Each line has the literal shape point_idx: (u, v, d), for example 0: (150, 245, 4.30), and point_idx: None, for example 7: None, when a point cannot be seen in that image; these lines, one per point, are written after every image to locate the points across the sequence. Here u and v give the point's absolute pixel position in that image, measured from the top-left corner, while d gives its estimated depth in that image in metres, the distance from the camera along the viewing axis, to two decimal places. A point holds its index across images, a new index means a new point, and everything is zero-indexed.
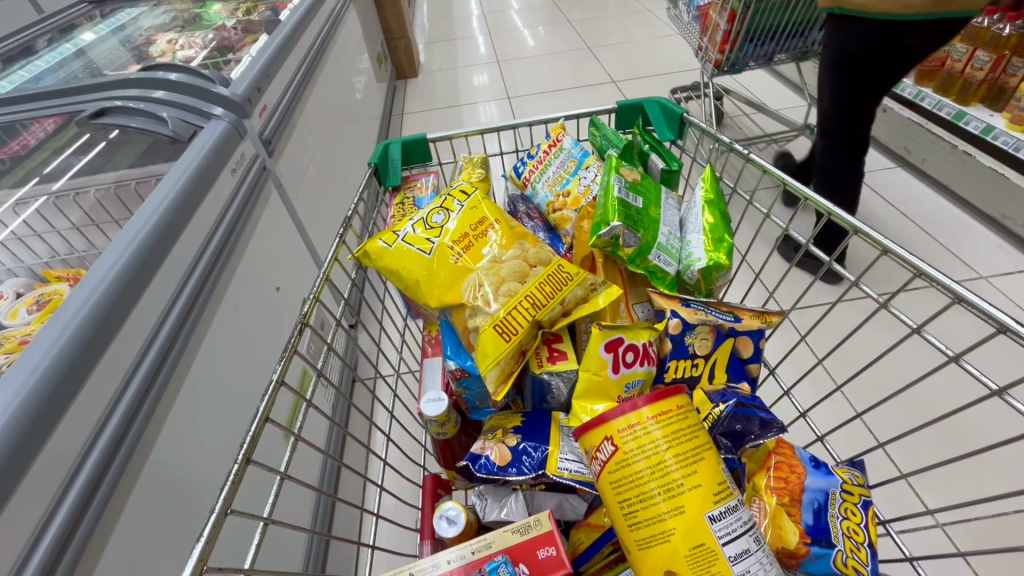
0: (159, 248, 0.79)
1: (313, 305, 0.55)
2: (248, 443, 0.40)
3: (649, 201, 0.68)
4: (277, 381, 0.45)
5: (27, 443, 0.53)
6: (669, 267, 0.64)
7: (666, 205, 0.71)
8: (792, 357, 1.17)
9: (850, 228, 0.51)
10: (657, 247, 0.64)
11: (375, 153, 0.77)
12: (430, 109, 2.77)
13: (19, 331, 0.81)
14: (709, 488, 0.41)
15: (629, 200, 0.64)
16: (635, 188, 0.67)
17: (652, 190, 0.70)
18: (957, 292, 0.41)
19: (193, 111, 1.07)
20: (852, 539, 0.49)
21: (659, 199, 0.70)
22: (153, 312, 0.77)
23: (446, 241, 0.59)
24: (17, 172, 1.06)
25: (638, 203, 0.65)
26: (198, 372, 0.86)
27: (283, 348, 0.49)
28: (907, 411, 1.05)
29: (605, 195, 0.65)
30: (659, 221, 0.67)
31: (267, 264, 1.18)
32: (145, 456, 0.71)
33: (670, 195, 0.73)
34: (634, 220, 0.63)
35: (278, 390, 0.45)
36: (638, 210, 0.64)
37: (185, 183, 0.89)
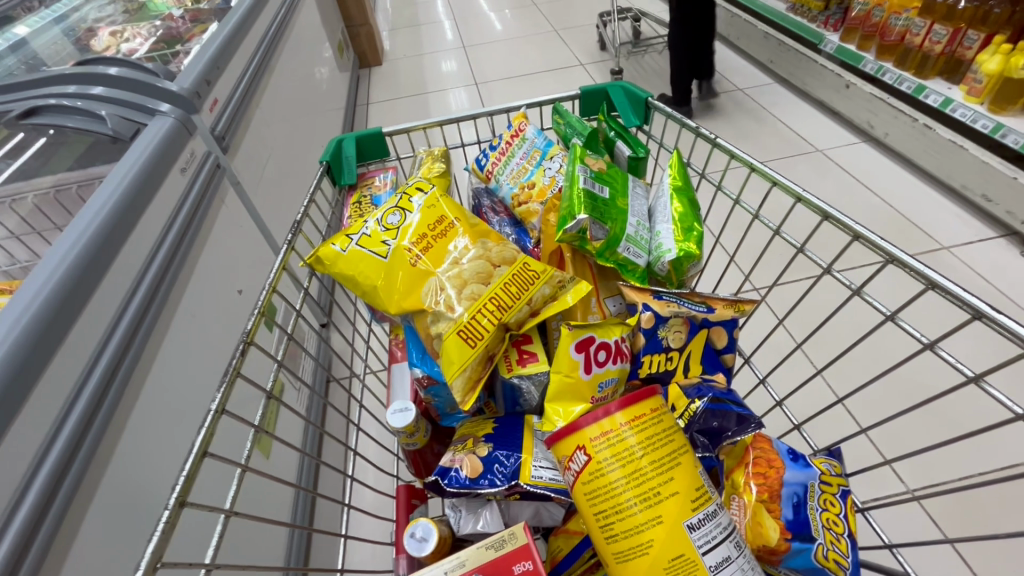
0: (101, 258, 0.73)
1: (259, 320, 0.51)
2: (182, 485, 0.37)
3: (618, 190, 0.66)
4: (217, 409, 0.41)
5: None
6: (640, 260, 0.62)
7: (635, 193, 0.69)
8: (770, 341, 1.16)
9: (819, 213, 0.49)
10: (627, 238, 0.62)
11: (328, 150, 0.72)
12: (395, 98, 2.69)
13: None
14: (687, 495, 0.39)
15: (597, 190, 0.62)
16: (603, 179, 0.65)
17: (619, 178, 0.67)
18: (929, 277, 0.40)
19: (136, 108, 1.00)
20: (832, 530, 0.48)
21: (628, 188, 0.68)
22: (98, 328, 0.71)
23: (404, 242, 0.56)
24: None
25: (607, 193, 0.63)
26: (154, 384, 0.81)
27: (225, 372, 0.44)
28: (889, 394, 1.06)
29: (571, 186, 0.62)
30: (628, 210, 0.65)
31: (226, 265, 1.12)
32: (97, 479, 0.66)
33: (637, 181, 0.71)
34: (602, 211, 0.61)
35: (219, 419, 0.41)
36: (605, 201, 0.62)
37: (128, 186, 0.82)
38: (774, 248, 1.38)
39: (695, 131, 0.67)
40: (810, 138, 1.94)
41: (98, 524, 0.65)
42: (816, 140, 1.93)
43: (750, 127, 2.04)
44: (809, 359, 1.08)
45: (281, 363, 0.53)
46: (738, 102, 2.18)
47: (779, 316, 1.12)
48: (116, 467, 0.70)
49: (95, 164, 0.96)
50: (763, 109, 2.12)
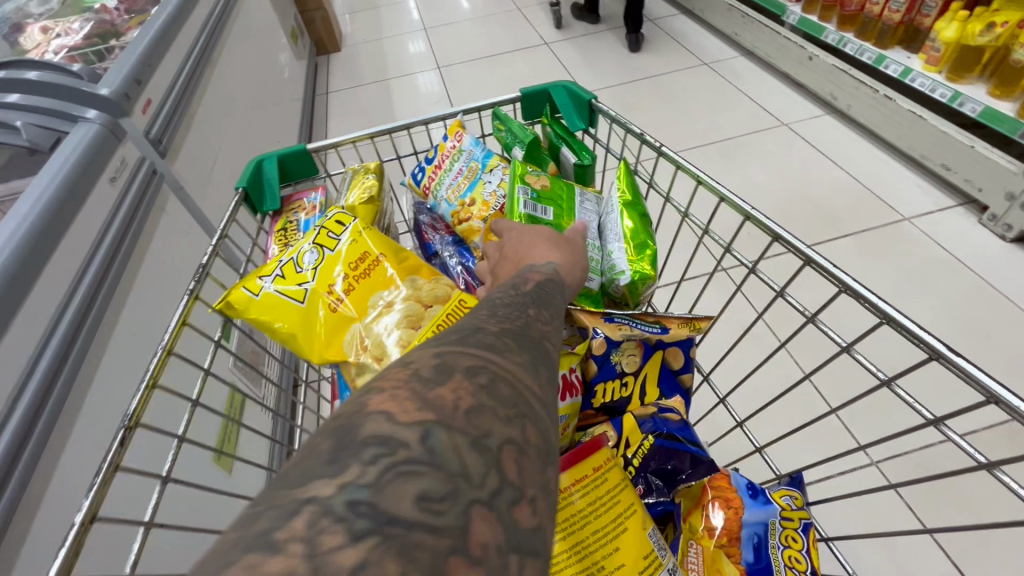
0: (13, 294, 0.65)
1: (149, 393, 0.45)
2: None
3: (564, 208, 0.61)
4: (87, 517, 0.37)
5: None
6: (593, 283, 0.59)
7: (584, 206, 0.64)
8: (750, 334, 1.12)
9: (768, 234, 0.45)
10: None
11: (244, 175, 0.65)
12: (355, 87, 2.57)
13: None
14: (634, 565, 0.36)
15: (540, 213, 0.58)
16: (549, 199, 0.60)
17: (566, 192, 0.64)
18: (883, 310, 0.36)
19: (58, 116, 0.91)
20: (796, 570, 0.44)
21: (576, 203, 0.63)
22: (12, 372, 0.64)
23: (325, 284, 0.51)
24: None
25: (551, 214, 0.59)
26: (88, 423, 0.73)
27: (102, 467, 0.40)
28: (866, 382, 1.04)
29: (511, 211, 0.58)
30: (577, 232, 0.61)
31: (172, 277, 1.04)
32: (21, 534, 0.60)
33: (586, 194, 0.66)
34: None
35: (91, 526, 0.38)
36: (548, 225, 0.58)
37: (43, 209, 0.74)
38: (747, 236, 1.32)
39: (641, 137, 0.63)
40: (777, 112, 1.91)
41: None
42: (782, 113, 1.90)
43: (720, 101, 2.00)
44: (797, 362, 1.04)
45: (183, 437, 0.46)
46: (706, 76, 2.14)
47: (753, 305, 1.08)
48: (46, 517, 0.64)
49: (12, 177, 0.86)
50: (731, 84, 2.08)
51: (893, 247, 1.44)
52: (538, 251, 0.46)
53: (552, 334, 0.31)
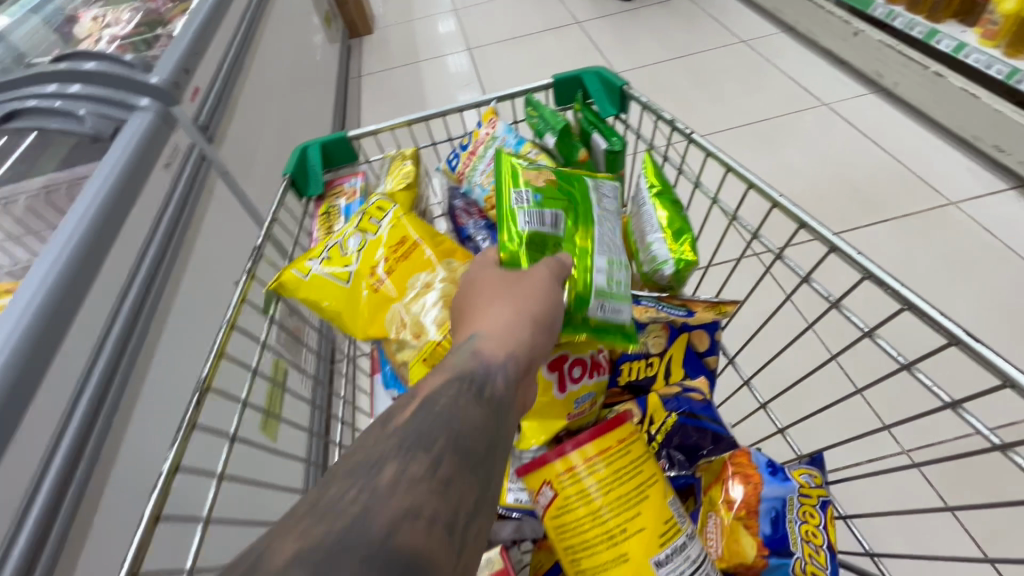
0: (84, 276, 0.71)
1: (218, 360, 0.50)
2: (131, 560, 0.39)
3: (579, 215, 0.56)
4: (170, 470, 0.44)
5: None
6: (621, 317, 0.52)
7: (603, 214, 0.59)
8: (780, 314, 1.13)
9: (796, 221, 0.46)
10: (599, 291, 0.51)
11: (291, 162, 0.70)
12: (388, 69, 2.60)
13: None
14: (654, 530, 0.39)
15: (543, 219, 0.53)
16: (557, 201, 0.55)
17: (581, 188, 0.59)
18: (905, 298, 0.37)
19: (114, 103, 0.96)
20: (811, 543, 0.47)
21: (593, 205, 0.58)
22: (86, 347, 0.70)
23: (367, 266, 0.54)
24: None
25: (563, 224, 0.54)
26: (149, 397, 0.80)
27: (180, 426, 0.46)
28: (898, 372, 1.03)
29: (504, 211, 0.53)
30: (597, 246, 0.55)
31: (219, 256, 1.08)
32: (97, 494, 0.67)
33: (600, 191, 0.61)
34: (540, 249, 0.52)
35: (172, 478, 0.44)
36: (549, 236, 0.52)
37: (105, 197, 0.80)
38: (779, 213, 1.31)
39: (672, 124, 0.64)
40: (816, 91, 1.85)
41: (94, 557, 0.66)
42: (823, 92, 1.84)
43: (756, 81, 1.94)
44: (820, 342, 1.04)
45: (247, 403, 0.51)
46: (743, 55, 2.07)
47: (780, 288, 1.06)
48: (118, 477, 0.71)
49: (78, 163, 0.92)
50: (769, 62, 2.01)
51: (936, 233, 1.39)
52: (498, 308, 0.41)
53: (419, 507, 0.25)
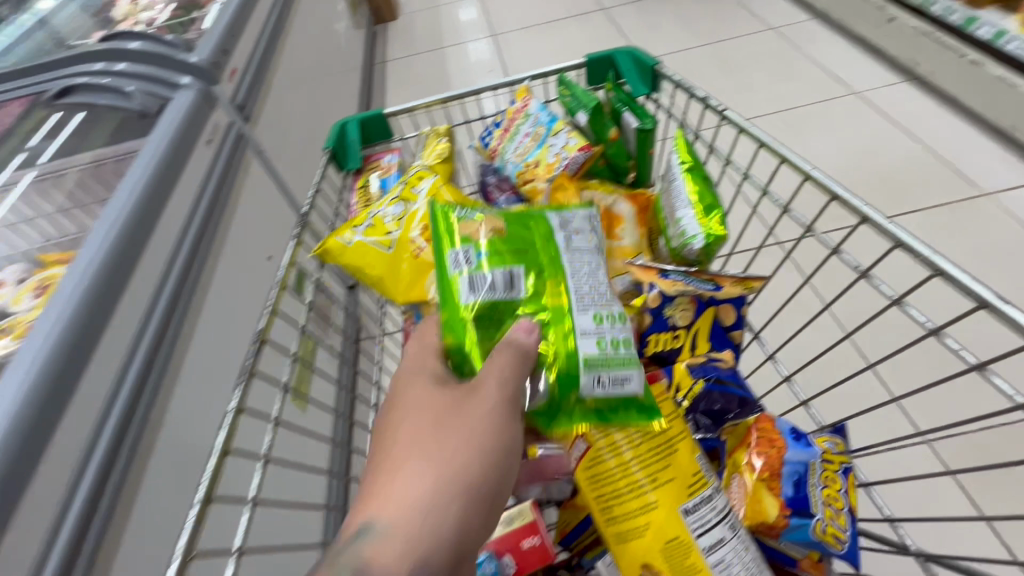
0: (133, 247, 0.74)
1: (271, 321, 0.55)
2: (206, 484, 0.46)
3: (540, 266, 0.47)
4: (235, 410, 0.50)
5: (26, 458, 0.53)
6: (629, 390, 0.41)
7: (575, 257, 0.49)
8: (794, 301, 1.13)
9: (827, 193, 0.47)
10: (588, 362, 0.42)
11: (331, 137, 0.74)
12: (412, 54, 2.62)
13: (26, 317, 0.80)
14: (682, 480, 0.41)
15: (493, 281, 0.46)
16: (507, 254, 0.47)
17: (543, 229, 0.50)
18: (935, 264, 0.39)
19: (159, 82, 0.99)
20: (832, 506, 0.49)
21: (559, 251, 0.49)
22: (135, 314, 0.74)
23: (408, 233, 0.57)
24: None
25: (522, 284, 0.46)
26: (193, 365, 0.84)
27: (241, 372, 0.52)
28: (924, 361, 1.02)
29: (444, 281, 0.47)
30: (571, 301, 0.46)
31: (256, 231, 1.11)
32: (148, 450, 0.71)
33: (567, 225, 0.52)
34: (494, 324, 0.45)
35: (237, 417, 0.50)
36: (501, 302, 0.45)
37: (150, 174, 0.83)
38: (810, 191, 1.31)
39: (705, 102, 0.65)
40: (846, 80, 1.82)
41: (147, 511, 0.69)
42: (853, 81, 1.81)
43: (784, 69, 1.91)
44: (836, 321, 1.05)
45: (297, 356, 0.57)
46: (771, 43, 2.04)
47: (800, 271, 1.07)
48: (166, 436, 0.75)
49: (126, 138, 0.95)
50: (799, 49, 1.98)
51: (968, 224, 1.37)
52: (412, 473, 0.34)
53: None
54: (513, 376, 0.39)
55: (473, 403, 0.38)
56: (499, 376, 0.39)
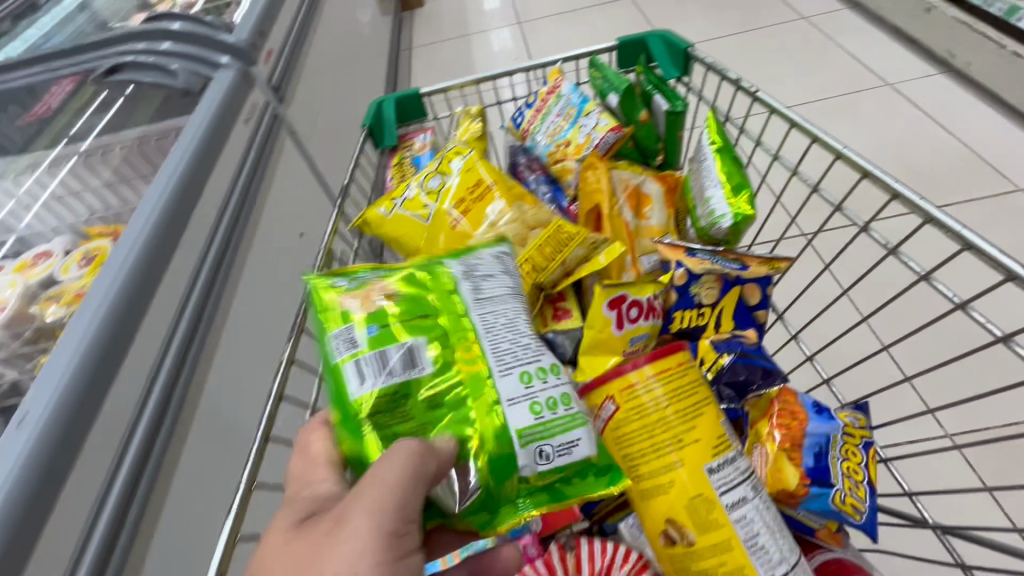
0: (184, 210, 0.75)
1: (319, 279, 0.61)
2: (264, 426, 0.51)
3: (444, 331, 0.45)
4: (287, 361, 0.54)
5: (87, 409, 0.57)
6: (578, 455, 0.41)
7: (483, 309, 0.47)
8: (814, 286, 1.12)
9: (858, 171, 0.48)
10: (523, 437, 0.41)
11: (369, 114, 0.76)
12: (439, 41, 2.63)
13: (74, 285, 0.85)
14: (708, 441, 0.43)
15: (389, 361, 0.42)
16: (401, 323, 0.44)
17: (444, 282, 0.48)
18: (966, 239, 0.39)
19: (200, 61, 0.99)
20: (852, 478, 0.50)
21: (467, 305, 0.47)
22: (180, 282, 0.77)
23: (446, 205, 0.60)
24: (46, 135, 1.04)
25: (425, 356, 0.43)
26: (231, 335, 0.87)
27: (292, 328, 0.57)
28: (952, 355, 1.01)
29: (332, 370, 0.43)
30: (488, 364, 0.44)
31: (289, 210, 1.13)
32: (191, 411, 0.75)
33: (471, 272, 0.50)
34: (400, 411, 0.42)
35: (289, 368, 0.54)
36: (409, 382, 0.42)
37: (198, 145, 0.83)
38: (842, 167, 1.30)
39: (737, 84, 0.66)
40: (879, 71, 1.78)
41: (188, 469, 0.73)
42: (887, 72, 1.77)
43: (816, 59, 1.88)
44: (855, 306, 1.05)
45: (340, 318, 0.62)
46: (803, 33, 2.00)
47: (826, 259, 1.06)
48: (209, 398, 0.80)
49: (170, 116, 0.99)
50: (831, 39, 1.94)
51: (1002, 220, 1.34)
52: None
53: None
54: (394, 500, 0.35)
55: (334, 556, 0.33)
56: (373, 507, 0.34)
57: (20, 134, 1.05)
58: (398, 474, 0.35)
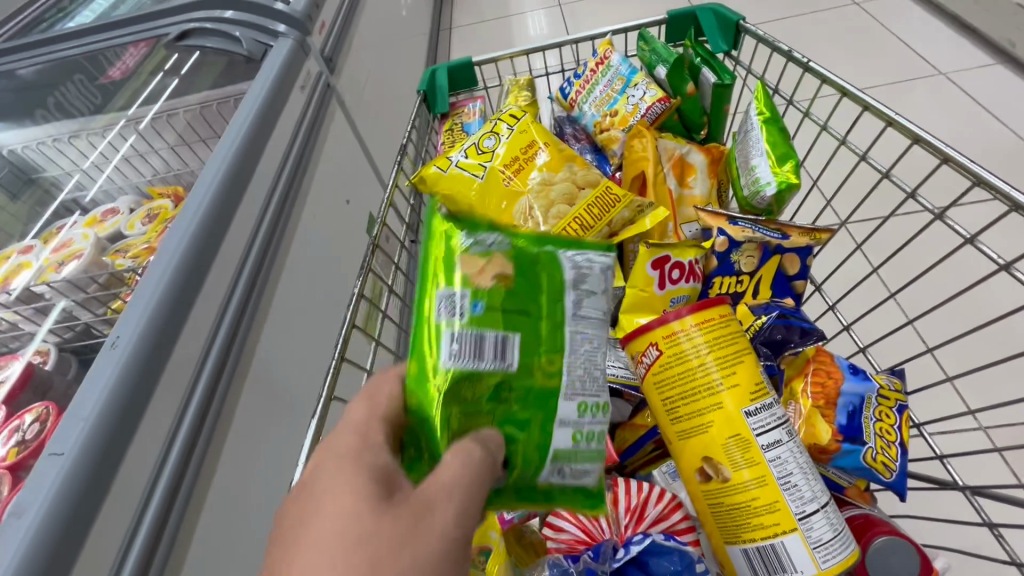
0: (249, 160, 0.78)
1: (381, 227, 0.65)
2: (341, 344, 0.53)
3: (540, 339, 0.38)
4: (358, 295, 0.57)
5: (168, 331, 0.59)
6: (590, 482, 0.39)
7: (579, 326, 0.40)
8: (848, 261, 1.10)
9: (909, 137, 0.50)
10: (556, 456, 0.38)
11: (423, 80, 0.80)
12: (477, 22, 2.64)
13: (139, 241, 0.91)
14: (746, 387, 0.45)
15: (482, 349, 0.36)
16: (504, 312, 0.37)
17: (554, 279, 0.40)
18: (1013, 200, 0.41)
19: (259, 29, 1.04)
20: (884, 438, 0.52)
21: (566, 317, 0.39)
22: (250, 220, 0.78)
23: (497, 165, 0.64)
24: (122, 94, 1.09)
25: (516, 352, 0.37)
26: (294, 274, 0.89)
27: (361, 266, 0.60)
28: (1010, 342, 0.98)
29: (428, 327, 0.38)
30: (561, 384, 0.38)
31: (339, 177, 1.16)
32: (254, 343, 0.77)
33: (580, 282, 0.41)
34: (475, 400, 0.36)
35: (360, 302, 0.57)
36: (487, 372, 0.36)
37: (261, 104, 0.86)
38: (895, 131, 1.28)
39: (788, 55, 0.66)
40: (933, 59, 1.72)
41: (258, 391, 0.76)
42: (940, 61, 1.71)
43: (867, 46, 1.82)
44: (884, 282, 1.02)
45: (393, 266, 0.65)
46: (853, 18, 1.94)
47: (858, 237, 1.04)
48: (269, 339, 0.80)
49: (233, 82, 1.03)
50: (883, 26, 1.88)
51: None
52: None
53: None
54: (473, 518, 0.32)
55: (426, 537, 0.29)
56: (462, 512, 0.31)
57: (85, 105, 1.09)
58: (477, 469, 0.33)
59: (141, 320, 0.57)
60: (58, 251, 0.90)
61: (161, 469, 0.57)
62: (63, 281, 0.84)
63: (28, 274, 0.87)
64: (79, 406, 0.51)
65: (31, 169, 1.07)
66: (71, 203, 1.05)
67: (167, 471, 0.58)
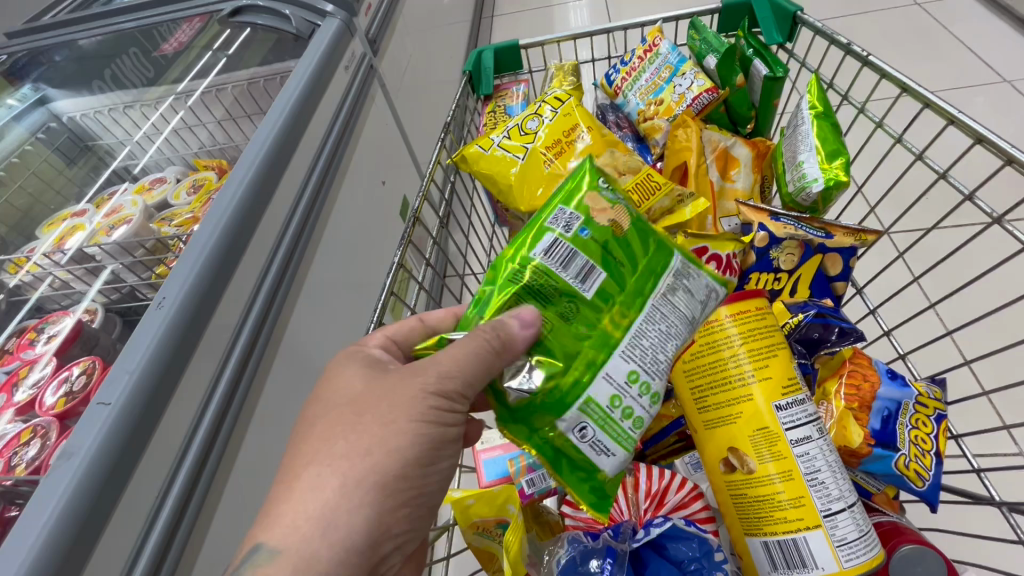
0: (293, 136, 0.80)
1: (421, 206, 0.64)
2: (378, 311, 0.55)
3: (625, 288, 0.40)
4: (398, 263, 0.58)
5: (210, 294, 0.61)
6: (604, 460, 0.39)
7: (663, 306, 0.40)
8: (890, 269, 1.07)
9: (972, 136, 0.48)
10: (587, 404, 0.38)
11: (470, 60, 0.80)
12: (521, 11, 2.62)
13: (183, 211, 0.95)
14: (778, 381, 0.44)
15: (570, 264, 0.39)
16: (605, 252, 0.40)
17: (662, 260, 0.41)
18: None
19: (309, 9, 1.05)
20: (919, 447, 0.50)
21: (656, 292, 0.40)
22: (290, 193, 0.80)
23: (538, 146, 0.64)
24: (177, 67, 1.12)
25: (597, 284, 0.39)
26: (330, 249, 0.91)
27: (401, 239, 0.60)
28: None
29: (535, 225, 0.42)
30: (624, 338, 0.39)
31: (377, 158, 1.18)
32: (289, 312, 0.79)
33: (684, 277, 0.41)
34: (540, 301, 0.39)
35: (399, 270, 0.58)
36: (562, 281, 0.39)
37: (307, 80, 0.88)
38: (955, 131, 1.22)
39: (846, 48, 0.64)
40: (998, 66, 1.63)
41: (290, 359, 0.78)
42: (1006, 68, 1.62)
43: (927, 49, 1.74)
44: (924, 293, 0.99)
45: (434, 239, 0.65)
46: (915, 20, 1.85)
47: (901, 245, 1.01)
48: (302, 311, 0.82)
49: (280, 60, 1.05)
50: (945, 29, 1.79)
51: None
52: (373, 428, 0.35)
53: None
54: (457, 384, 0.37)
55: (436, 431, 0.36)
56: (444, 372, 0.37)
57: (139, 78, 1.12)
58: (474, 352, 0.36)
59: (186, 283, 0.60)
60: (110, 216, 0.94)
61: (197, 426, 0.60)
62: (112, 244, 0.87)
63: (81, 235, 0.91)
64: (126, 360, 0.54)
65: (88, 136, 1.11)
66: (123, 170, 1.08)
67: (202, 429, 0.60)
